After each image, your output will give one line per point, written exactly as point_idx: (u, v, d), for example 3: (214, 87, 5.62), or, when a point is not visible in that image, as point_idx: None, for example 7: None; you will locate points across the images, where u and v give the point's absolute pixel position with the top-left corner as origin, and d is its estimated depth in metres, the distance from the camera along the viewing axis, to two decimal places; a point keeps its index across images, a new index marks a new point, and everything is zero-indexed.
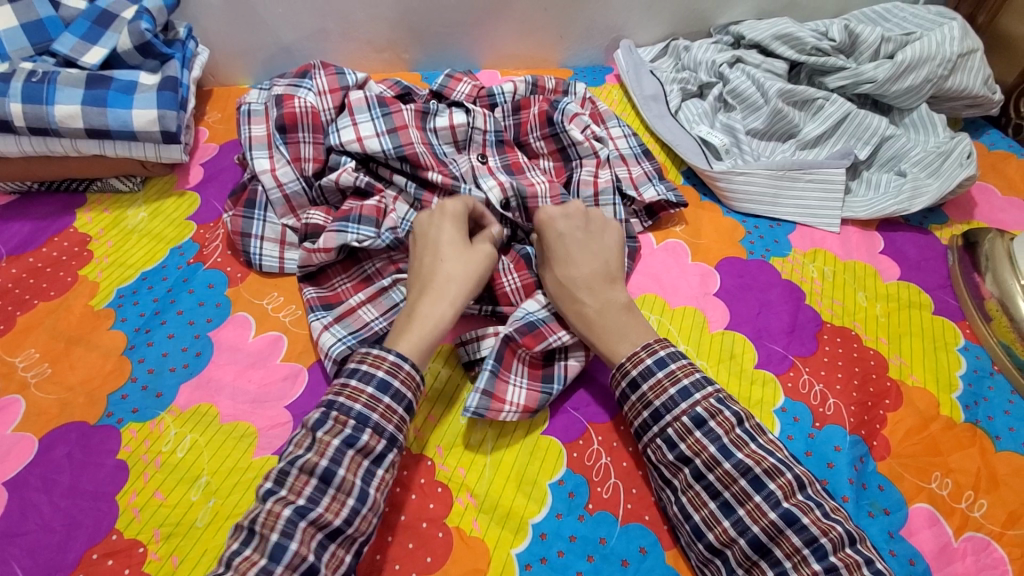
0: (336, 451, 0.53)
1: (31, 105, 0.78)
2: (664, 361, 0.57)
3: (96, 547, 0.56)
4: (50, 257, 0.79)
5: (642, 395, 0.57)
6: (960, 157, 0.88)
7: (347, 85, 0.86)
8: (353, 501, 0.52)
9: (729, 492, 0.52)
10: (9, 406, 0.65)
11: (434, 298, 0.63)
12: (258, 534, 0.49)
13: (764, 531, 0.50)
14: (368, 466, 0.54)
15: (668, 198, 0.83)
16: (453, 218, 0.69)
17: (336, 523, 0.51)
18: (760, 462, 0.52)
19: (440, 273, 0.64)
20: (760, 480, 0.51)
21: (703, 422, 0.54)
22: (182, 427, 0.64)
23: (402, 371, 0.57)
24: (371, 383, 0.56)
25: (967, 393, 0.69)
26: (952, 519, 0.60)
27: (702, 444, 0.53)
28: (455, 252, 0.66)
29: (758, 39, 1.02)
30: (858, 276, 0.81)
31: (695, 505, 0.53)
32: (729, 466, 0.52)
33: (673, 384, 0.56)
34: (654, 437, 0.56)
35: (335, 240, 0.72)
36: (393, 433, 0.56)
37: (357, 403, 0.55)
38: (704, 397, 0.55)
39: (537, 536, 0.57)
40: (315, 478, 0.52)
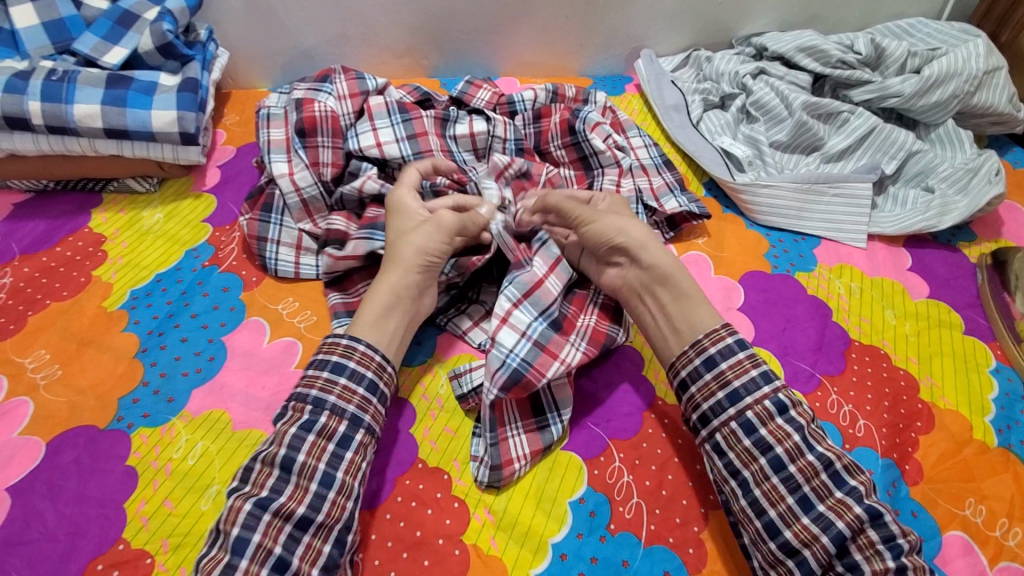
0: (295, 437, 0.53)
1: (50, 104, 0.77)
2: (742, 342, 0.58)
3: (102, 557, 0.54)
4: (64, 256, 0.78)
5: (720, 375, 0.57)
6: (988, 174, 0.86)
7: (366, 90, 0.86)
8: (317, 486, 0.51)
9: (809, 486, 0.52)
10: (17, 409, 0.64)
11: (385, 279, 0.64)
12: (223, 533, 0.49)
13: (848, 527, 0.49)
14: (333, 450, 0.53)
15: (691, 209, 0.82)
16: (396, 209, 0.70)
17: (300, 511, 0.50)
18: (840, 457, 0.52)
19: (395, 260, 0.65)
20: (842, 476, 0.51)
21: (784, 409, 0.54)
22: (193, 434, 0.62)
23: (356, 352, 0.58)
24: (326, 368, 0.57)
25: (999, 417, 0.67)
26: (986, 548, 0.58)
27: (784, 431, 0.53)
28: (403, 237, 0.67)
29: (782, 51, 1.01)
30: (886, 294, 0.79)
31: (772, 500, 0.52)
32: (812, 458, 0.52)
33: (754, 367, 0.56)
34: (730, 421, 0.55)
35: (363, 246, 0.72)
36: (354, 414, 0.56)
37: (312, 389, 0.56)
38: (784, 387, 0.56)
39: (556, 557, 0.55)
40: (314, 486, 0.51)
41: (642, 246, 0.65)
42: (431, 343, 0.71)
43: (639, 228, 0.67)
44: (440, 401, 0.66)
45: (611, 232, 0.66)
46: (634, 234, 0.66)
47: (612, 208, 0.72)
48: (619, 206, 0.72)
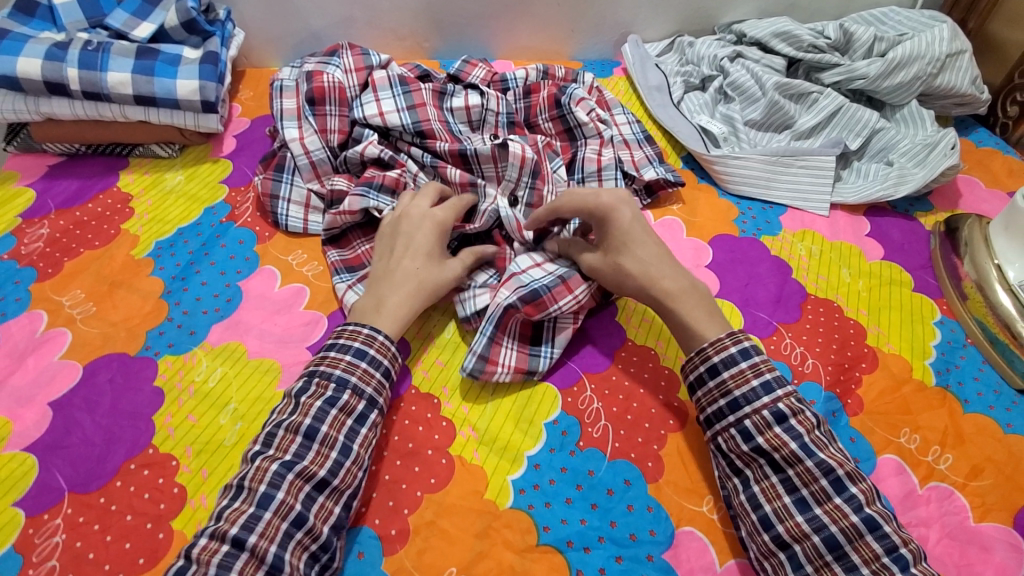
0: (320, 410, 0.58)
1: (86, 71, 0.86)
2: (746, 352, 0.61)
3: (134, 459, 0.62)
4: (95, 211, 0.87)
5: (722, 384, 0.61)
6: (945, 148, 0.93)
7: (371, 66, 0.93)
8: (336, 454, 0.57)
9: (807, 490, 0.55)
10: (58, 338, 0.72)
11: (398, 290, 0.68)
12: (246, 489, 0.53)
13: (843, 532, 0.53)
14: (351, 424, 0.59)
15: (667, 177, 0.89)
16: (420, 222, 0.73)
17: (321, 473, 0.56)
18: (842, 465, 0.55)
19: (411, 274, 0.69)
20: (842, 482, 0.54)
21: (784, 418, 0.57)
22: (213, 361, 0.70)
23: (376, 342, 0.63)
24: (348, 353, 0.62)
25: (939, 361, 0.74)
26: (918, 469, 0.65)
27: (781, 439, 0.57)
28: (410, 255, 0.70)
29: (759, 36, 1.08)
30: (843, 255, 0.86)
31: (768, 497, 0.56)
32: (812, 464, 0.56)
33: (756, 376, 0.60)
34: (729, 426, 0.60)
35: (359, 203, 0.79)
36: (371, 396, 0.61)
37: (336, 368, 0.61)
38: (786, 396, 0.59)
39: (531, 466, 0.63)
40: (299, 436, 0.57)
41: (644, 274, 0.68)
42: None
43: (637, 254, 0.68)
44: (432, 338, 0.73)
45: (598, 267, 0.70)
46: (637, 255, 0.68)
47: (603, 225, 0.70)
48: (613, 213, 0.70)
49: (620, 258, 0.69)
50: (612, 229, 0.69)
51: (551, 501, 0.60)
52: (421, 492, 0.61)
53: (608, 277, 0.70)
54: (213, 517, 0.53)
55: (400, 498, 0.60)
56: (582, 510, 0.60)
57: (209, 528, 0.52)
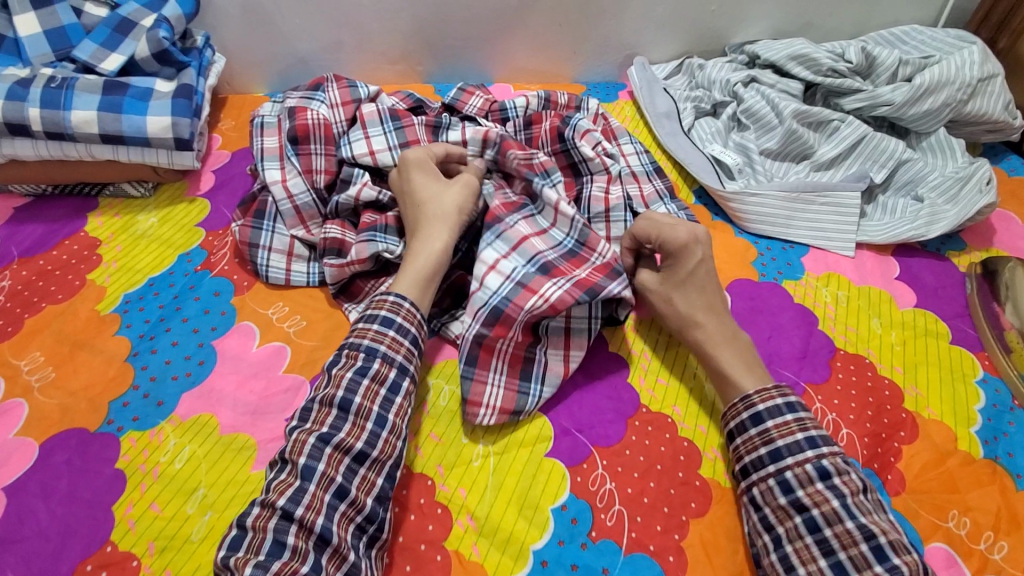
0: (352, 381, 0.57)
1: (49, 109, 0.79)
2: (794, 406, 0.58)
3: (90, 559, 0.55)
4: (60, 260, 0.80)
5: (764, 431, 0.57)
6: (979, 183, 0.86)
7: (359, 98, 0.87)
8: (373, 426, 0.56)
9: (845, 554, 0.50)
10: (11, 411, 0.65)
11: (424, 239, 0.68)
12: (288, 462, 0.53)
13: None
14: (385, 394, 0.58)
15: (680, 217, 0.83)
16: (416, 167, 0.74)
17: (358, 446, 0.55)
18: (886, 531, 0.50)
19: (425, 216, 0.70)
20: (884, 550, 0.49)
21: (828, 475, 0.54)
22: (182, 437, 0.63)
23: (403, 309, 0.62)
24: (376, 322, 0.61)
25: (985, 428, 0.67)
26: (971, 561, 0.58)
27: (822, 496, 0.53)
28: (416, 204, 0.71)
29: (773, 59, 1.02)
30: (873, 303, 0.79)
31: (802, 559, 0.51)
32: (852, 527, 0.51)
33: (801, 429, 0.56)
34: (769, 477, 0.55)
35: (367, 249, 0.72)
36: (403, 362, 0.60)
37: (365, 339, 0.60)
38: (831, 454, 0.55)
39: (537, 564, 0.56)
40: (334, 408, 0.56)
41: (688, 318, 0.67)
42: None
43: (688, 296, 0.67)
44: (424, 407, 0.66)
45: (651, 289, 0.69)
46: (681, 303, 0.67)
47: (671, 261, 0.68)
48: (687, 250, 0.67)
49: (673, 295, 0.68)
50: (676, 269, 0.68)
51: None
52: None
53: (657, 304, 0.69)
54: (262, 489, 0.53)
55: None
56: None
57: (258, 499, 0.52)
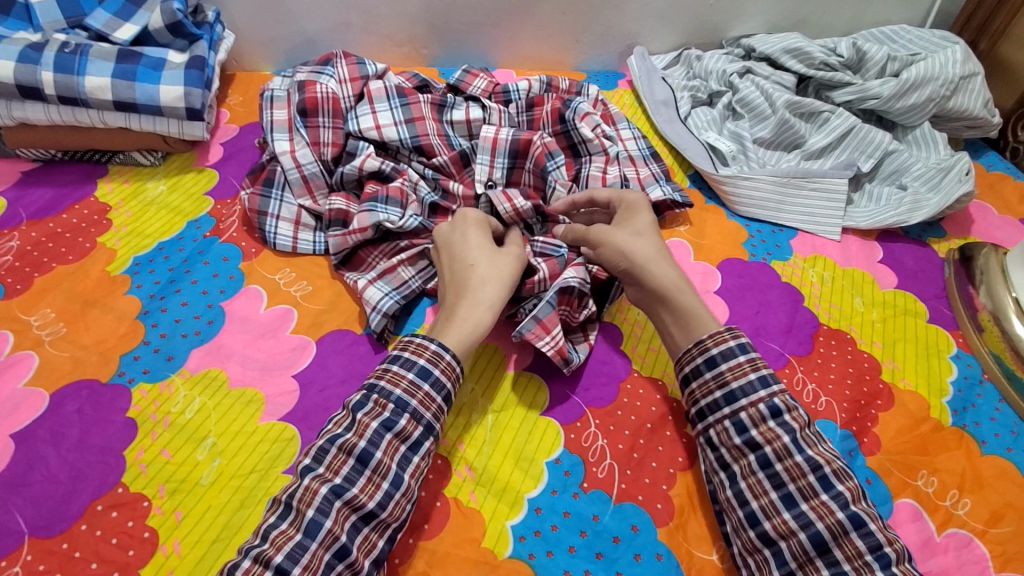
0: (375, 433, 0.54)
1: (62, 75, 0.81)
2: (745, 347, 0.59)
3: (102, 499, 0.57)
4: (70, 223, 0.81)
5: (719, 375, 0.59)
6: (959, 173, 0.90)
7: (367, 75, 0.89)
8: (388, 485, 0.53)
9: (794, 485, 0.53)
10: (23, 362, 0.67)
11: (472, 300, 0.63)
12: (294, 510, 0.50)
13: (828, 529, 0.51)
14: (405, 451, 0.55)
15: (674, 198, 0.86)
16: (475, 227, 0.70)
17: (370, 505, 0.52)
18: (831, 461, 0.54)
19: (474, 276, 0.65)
20: (829, 479, 0.52)
21: (779, 413, 0.56)
22: (191, 390, 0.65)
23: (443, 361, 0.59)
24: (412, 370, 0.57)
25: (956, 399, 0.71)
26: (935, 515, 0.61)
27: (775, 432, 0.55)
28: (462, 264, 0.66)
29: (768, 52, 1.05)
30: (856, 282, 0.83)
31: (755, 493, 0.54)
32: (801, 460, 0.54)
33: (754, 370, 0.58)
34: (724, 419, 0.58)
35: (368, 219, 0.74)
36: (430, 421, 0.57)
37: (397, 387, 0.56)
38: (782, 392, 0.57)
39: (532, 510, 0.59)
40: (352, 458, 0.53)
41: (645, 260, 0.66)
42: (421, 313, 0.74)
43: (648, 240, 0.69)
44: None
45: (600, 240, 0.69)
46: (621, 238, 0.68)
47: (624, 215, 0.73)
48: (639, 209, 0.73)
49: (632, 238, 0.68)
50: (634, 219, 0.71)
51: (553, 549, 0.56)
52: (414, 539, 0.56)
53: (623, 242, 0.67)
54: (257, 535, 0.50)
55: (393, 546, 0.56)
56: (585, 560, 0.56)
57: (251, 549, 0.48)
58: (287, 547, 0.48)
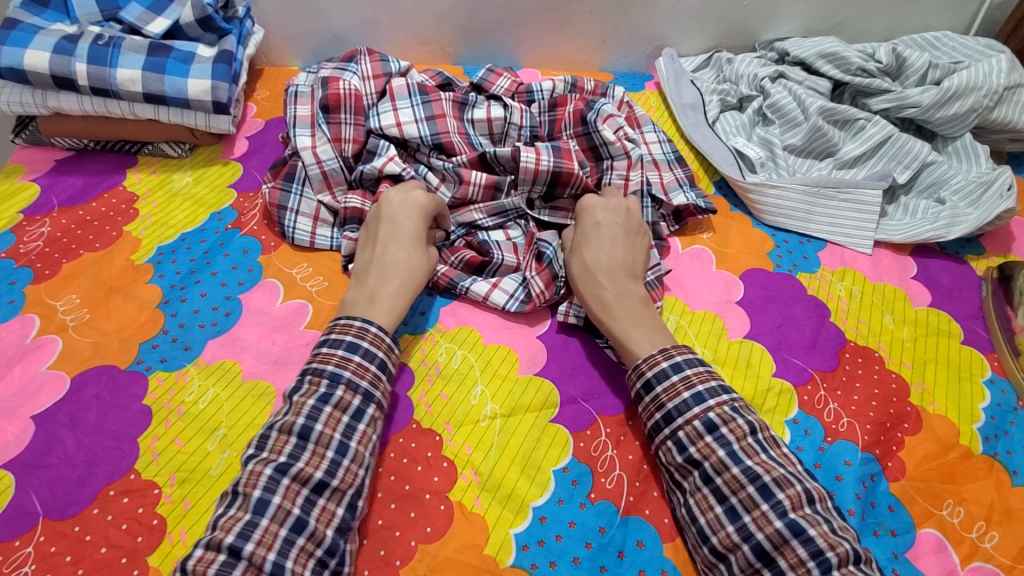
0: (312, 408, 0.55)
1: (95, 66, 0.83)
2: (678, 365, 0.58)
3: (114, 484, 0.58)
4: (98, 211, 0.83)
5: (656, 398, 0.58)
6: (1001, 188, 0.86)
7: (390, 72, 0.89)
8: (333, 453, 0.53)
9: (736, 498, 0.52)
10: (47, 345, 0.69)
11: (390, 288, 0.66)
12: (241, 495, 0.50)
13: (768, 540, 0.49)
14: (347, 421, 0.55)
15: (698, 204, 0.84)
16: (411, 213, 0.71)
17: (317, 475, 0.52)
18: (769, 471, 0.51)
19: (399, 264, 0.68)
20: (768, 489, 0.51)
21: (715, 427, 0.54)
22: (205, 380, 0.66)
23: (370, 333, 0.60)
24: (340, 347, 0.59)
25: (988, 426, 0.67)
26: (961, 548, 0.58)
27: (711, 448, 0.54)
28: (394, 238, 0.68)
29: (803, 57, 1.02)
30: (886, 299, 0.79)
31: (701, 508, 0.53)
32: (738, 472, 0.52)
33: (687, 388, 0.57)
34: (666, 439, 0.57)
35: None
36: (367, 389, 0.58)
37: (329, 364, 0.57)
38: (718, 405, 0.56)
39: (536, 519, 0.58)
40: (293, 436, 0.53)
41: (607, 271, 0.67)
42: (434, 314, 0.73)
43: (593, 251, 0.69)
44: (437, 368, 0.68)
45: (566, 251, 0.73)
46: (592, 254, 0.69)
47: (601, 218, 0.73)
48: (590, 212, 0.74)
49: (575, 254, 0.71)
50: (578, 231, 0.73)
51: (556, 560, 0.55)
52: (415, 542, 0.56)
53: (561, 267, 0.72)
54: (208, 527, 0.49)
55: (393, 548, 0.55)
56: (588, 572, 0.55)
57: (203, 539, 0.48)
58: (236, 528, 0.48)
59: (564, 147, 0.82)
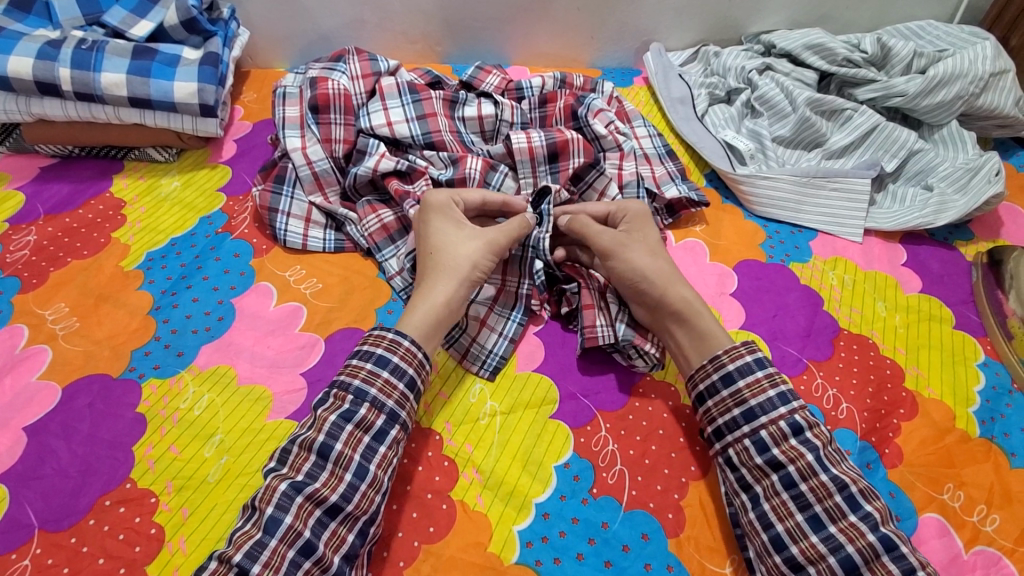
0: (334, 425, 0.54)
1: (79, 71, 0.82)
2: (762, 362, 0.59)
3: (109, 494, 0.57)
4: (85, 218, 0.82)
5: (737, 392, 0.58)
6: (988, 174, 0.87)
7: (379, 71, 0.89)
8: (351, 477, 0.53)
9: (820, 506, 0.52)
10: (36, 355, 0.67)
11: (434, 287, 0.65)
12: (257, 510, 0.51)
13: (859, 553, 0.49)
14: (368, 442, 0.55)
15: (690, 196, 0.84)
16: (438, 213, 0.70)
17: (332, 498, 0.52)
18: (856, 480, 0.53)
19: (444, 263, 0.67)
20: (856, 499, 0.51)
21: (800, 430, 0.55)
22: (200, 386, 0.65)
23: (401, 347, 0.59)
24: (370, 360, 0.58)
25: (983, 409, 0.68)
26: (963, 531, 0.59)
27: (797, 451, 0.54)
28: (464, 243, 0.68)
29: (789, 48, 1.03)
30: (878, 286, 0.80)
31: (780, 515, 0.53)
32: (826, 479, 0.53)
33: (772, 387, 0.57)
34: (743, 437, 0.57)
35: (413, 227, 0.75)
36: (393, 409, 0.57)
37: (355, 379, 0.57)
38: (802, 408, 0.56)
39: (539, 515, 0.57)
40: (314, 454, 0.53)
41: (681, 279, 0.68)
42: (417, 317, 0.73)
43: (663, 257, 0.69)
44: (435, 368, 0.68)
45: (626, 250, 0.68)
46: (661, 263, 0.68)
47: (634, 226, 0.72)
48: (645, 223, 0.72)
49: (645, 259, 0.68)
50: (642, 233, 0.71)
51: (561, 556, 0.55)
52: (418, 543, 0.55)
53: (636, 258, 0.68)
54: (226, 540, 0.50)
55: (397, 549, 0.55)
56: (593, 568, 0.55)
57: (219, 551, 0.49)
58: (246, 546, 0.48)
59: (557, 138, 0.80)
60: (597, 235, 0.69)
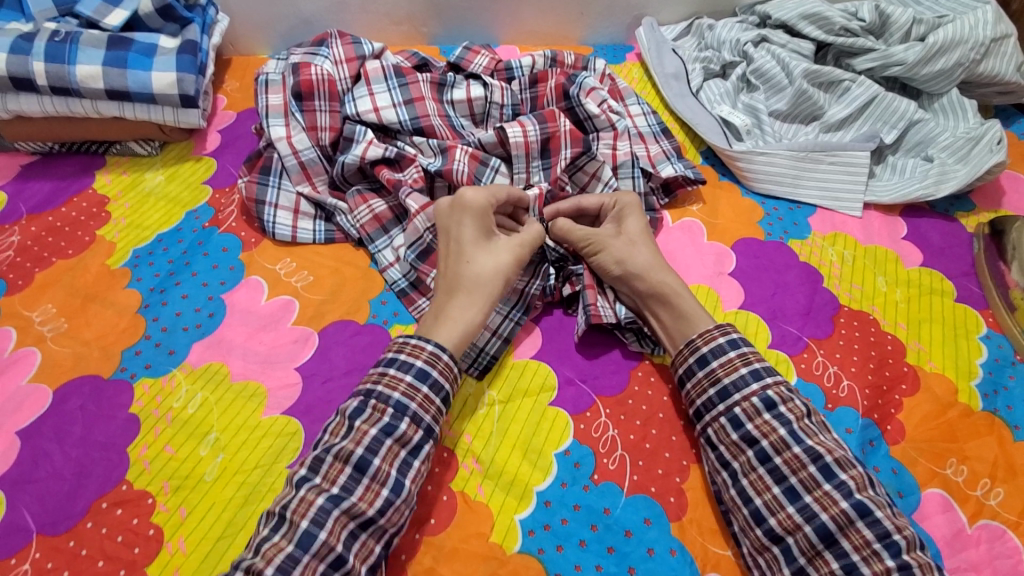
0: (373, 440, 0.53)
1: (53, 64, 0.79)
2: (736, 343, 0.59)
3: (106, 496, 0.57)
4: (69, 216, 0.80)
5: (711, 372, 0.59)
6: (990, 142, 0.85)
7: (363, 55, 0.86)
8: (352, 470, 0.52)
9: (796, 478, 0.52)
10: (25, 358, 0.66)
11: (460, 301, 0.63)
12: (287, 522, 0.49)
13: (833, 520, 0.50)
14: (405, 456, 0.54)
15: (686, 174, 0.82)
16: (465, 219, 0.66)
17: (370, 513, 0.51)
18: (831, 451, 0.53)
19: (466, 274, 0.64)
20: (830, 469, 0.52)
21: (773, 405, 0.55)
22: (193, 384, 0.64)
23: (440, 362, 0.58)
24: (410, 372, 0.57)
25: (986, 382, 0.68)
26: (966, 506, 0.59)
27: (770, 426, 0.55)
28: (488, 252, 0.65)
29: (785, 18, 1.00)
30: (878, 261, 0.79)
31: (757, 489, 0.53)
32: (799, 451, 0.53)
33: (745, 365, 0.58)
34: (719, 416, 0.57)
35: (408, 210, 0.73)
36: (430, 424, 0.56)
37: (395, 392, 0.56)
38: (775, 384, 0.56)
39: (540, 504, 0.57)
40: (349, 467, 0.52)
41: (666, 268, 0.67)
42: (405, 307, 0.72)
43: (646, 246, 0.69)
44: None
45: (610, 243, 0.68)
46: (643, 253, 0.68)
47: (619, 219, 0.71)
48: (635, 213, 0.71)
49: (627, 251, 0.68)
50: (624, 224, 0.70)
51: (562, 544, 0.55)
52: (419, 535, 0.55)
53: (616, 250, 0.68)
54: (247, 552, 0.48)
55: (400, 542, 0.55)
56: (596, 555, 0.55)
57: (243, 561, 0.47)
58: (278, 560, 0.47)
59: (550, 131, 0.79)
60: (573, 233, 0.69)
